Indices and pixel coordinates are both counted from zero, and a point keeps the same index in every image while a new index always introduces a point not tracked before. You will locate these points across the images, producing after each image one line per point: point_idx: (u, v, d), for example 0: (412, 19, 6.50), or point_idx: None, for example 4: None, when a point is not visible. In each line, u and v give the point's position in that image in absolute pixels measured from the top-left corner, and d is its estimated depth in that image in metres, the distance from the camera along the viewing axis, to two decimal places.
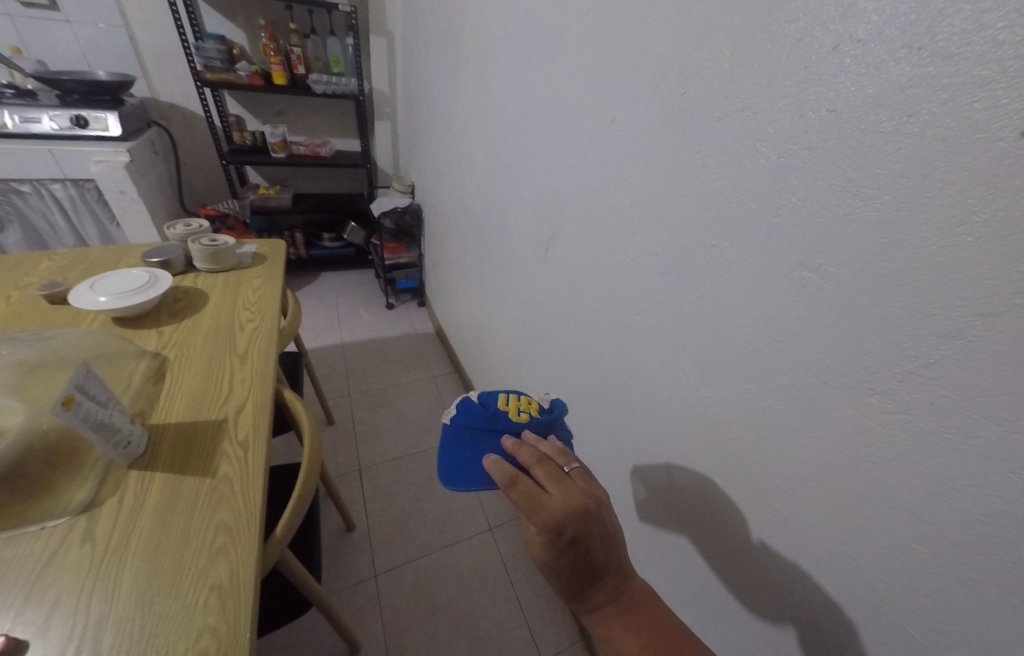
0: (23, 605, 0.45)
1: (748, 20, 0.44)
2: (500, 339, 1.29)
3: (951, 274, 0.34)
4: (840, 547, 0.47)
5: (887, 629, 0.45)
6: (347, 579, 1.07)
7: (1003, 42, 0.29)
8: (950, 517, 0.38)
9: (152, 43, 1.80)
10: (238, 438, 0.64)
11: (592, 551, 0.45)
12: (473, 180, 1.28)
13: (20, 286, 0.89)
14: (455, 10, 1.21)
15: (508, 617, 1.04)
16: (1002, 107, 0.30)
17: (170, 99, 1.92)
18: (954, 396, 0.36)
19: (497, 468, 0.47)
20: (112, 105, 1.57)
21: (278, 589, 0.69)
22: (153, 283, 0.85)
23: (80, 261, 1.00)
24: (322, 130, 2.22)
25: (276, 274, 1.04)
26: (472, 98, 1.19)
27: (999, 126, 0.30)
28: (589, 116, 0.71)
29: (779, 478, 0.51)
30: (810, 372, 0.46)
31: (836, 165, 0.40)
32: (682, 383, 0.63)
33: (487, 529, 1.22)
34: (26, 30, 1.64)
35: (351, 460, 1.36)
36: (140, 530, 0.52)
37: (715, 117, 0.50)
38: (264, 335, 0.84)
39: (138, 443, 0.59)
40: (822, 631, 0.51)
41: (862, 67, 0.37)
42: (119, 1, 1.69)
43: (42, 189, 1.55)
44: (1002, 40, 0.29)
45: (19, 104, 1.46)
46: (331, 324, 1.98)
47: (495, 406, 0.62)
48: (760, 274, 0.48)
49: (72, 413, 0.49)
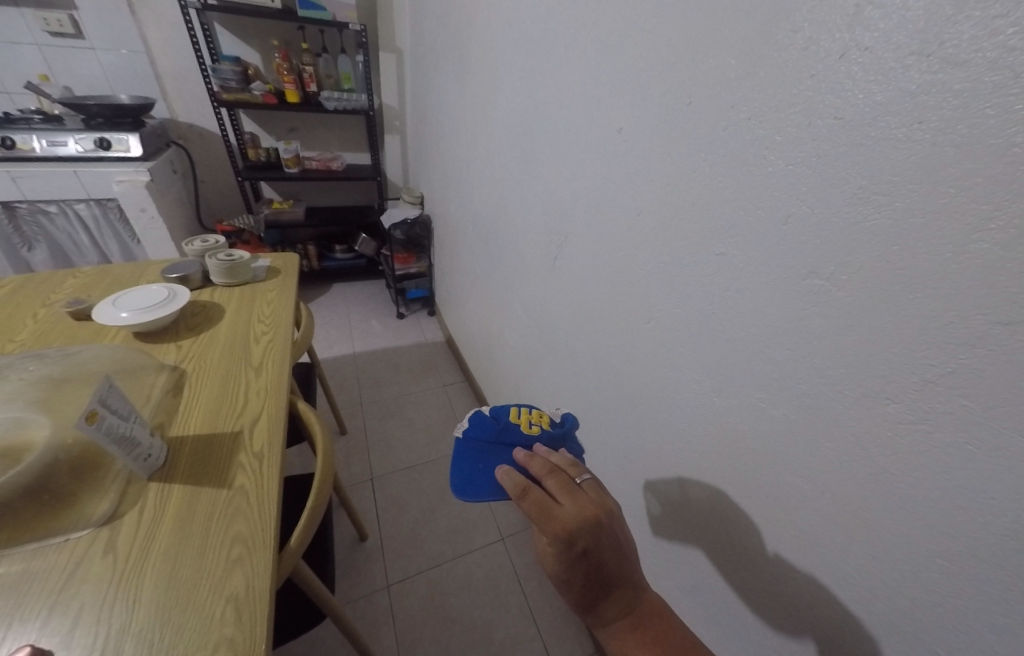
0: (48, 615, 0.46)
1: (753, 30, 0.45)
2: (510, 348, 1.30)
3: (967, 281, 0.34)
4: (860, 560, 0.46)
5: (911, 646, 0.43)
6: (360, 590, 1.07)
7: (1015, 48, 0.29)
8: (975, 530, 0.36)
9: (172, 66, 1.87)
10: (253, 449, 0.65)
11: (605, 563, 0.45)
12: (481, 190, 1.30)
13: (47, 304, 0.92)
14: (462, 25, 1.23)
15: (521, 629, 1.03)
16: (1015, 113, 0.30)
17: (188, 118, 1.98)
18: (976, 405, 0.35)
19: (507, 478, 0.47)
20: (134, 126, 1.63)
21: (292, 600, 0.70)
22: (173, 299, 0.88)
23: (103, 278, 1.03)
24: (334, 145, 2.27)
25: (290, 288, 1.06)
26: (479, 110, 1.21)
27: (1013, 132, 0.30)
28: (595, 127, 0.72)
29: (795, 489, 0.50)
30: (825, 380, 0.45)
31: (845, 172, 0.39)
32: (694, 391, 0.62)
33: (500, 540, 1.21)
34: (54, 58, 1.72)
35: (364, 470, 1.37)
36: (159, 541, 0.53)
37: (722, 126, 0.50)
38: (278, 347, 0.86)
39: (157, 455, 0.61)
40: (843, 647, 0.50)
41: (870, 75, 0.37)
42: (142, 28, 1.76)
43: (67, 209, 1.61)
44: (1013, 46, 0.29)
45: (47, 128, 1.53)
46: (343, 334, 2.01)
47: (506, 419, 0.62)
48: (771, 281, 0.48)
49: (95, 427, 0.50)
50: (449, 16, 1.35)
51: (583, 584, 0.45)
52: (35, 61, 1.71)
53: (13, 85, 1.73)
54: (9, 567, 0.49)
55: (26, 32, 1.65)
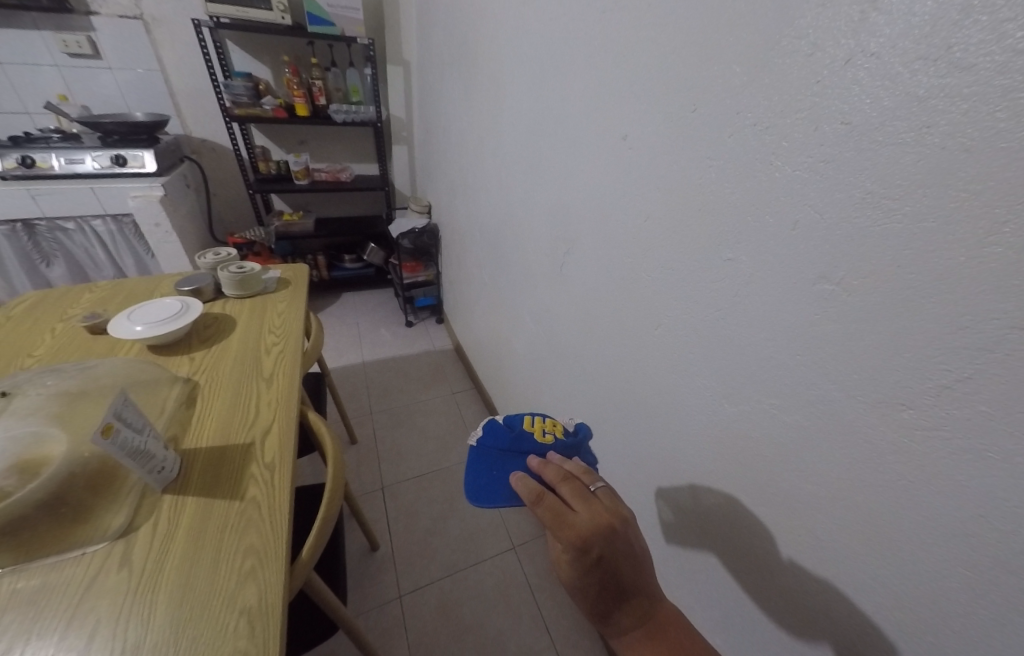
0: (66, 629, 0.46)
1: (757, 37, 0.44)
2: (518, 355, 1.30)
3: (982, 285, 0.33)
4: (878, 572, 0.44)
5: None
6: (371, 600, 1.07)
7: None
8: (997, 542, 0.35)
9: (184, 83, 1.91)
10: (264, 460, 0.65)
11: (620, 571, 0.44)
12: (488, 198, 1.31)
13: (64, 319, 0.94)
14: (468, 36, 1.25)
15: (533, 640, 1.02)
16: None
17: (200, 134, 2.02)
18: (995, 413, 0.34)
19: (522, 485, 0.46)
20: (148, 143, 1.67)
21: (303, 610, 0.70)
22: (185, 311, 0.89)
23: (118, 292, 1.05)
24: (343, 156, 2.30)
25: (300, 298, 1.07)
26: (485, 119, 1.22)
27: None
28: (601, 134, 0.72)
29: (809, 498, 0.49)
30: (837, 387, 0.44)
31: (854, 177, 0.39)
32: (703, 398, 0.61)
33: (510, 548, 1.20)
34: (72, 78, 1.77)
35: (374, 479, 1.37)
36: (173, 554, 0.53)
37: (727, 132, 0.49)
38: (288, 357, 0.87)
39: (171, 468, 0.61)
40: None
41: (877, 80, 0.36)
42: (156, 47, 1.81)
43: (84, 225, 1.65)
44: (1023, 48, 0.29)
45: (66, 147, 1.57)
46: (352, 343, 2.03)
47: (521, 427, 0.62)
48: (780, 287, 0.47)
49: (110, 441, 0.51)
50: (454, 28, 1.37)
51: (598, 593, 0.44)
52: (54, 82, 1.76)
53: (33, 105, 1.78)
54: (28, 581, 0.50)
55: (45, 54, 1.71)
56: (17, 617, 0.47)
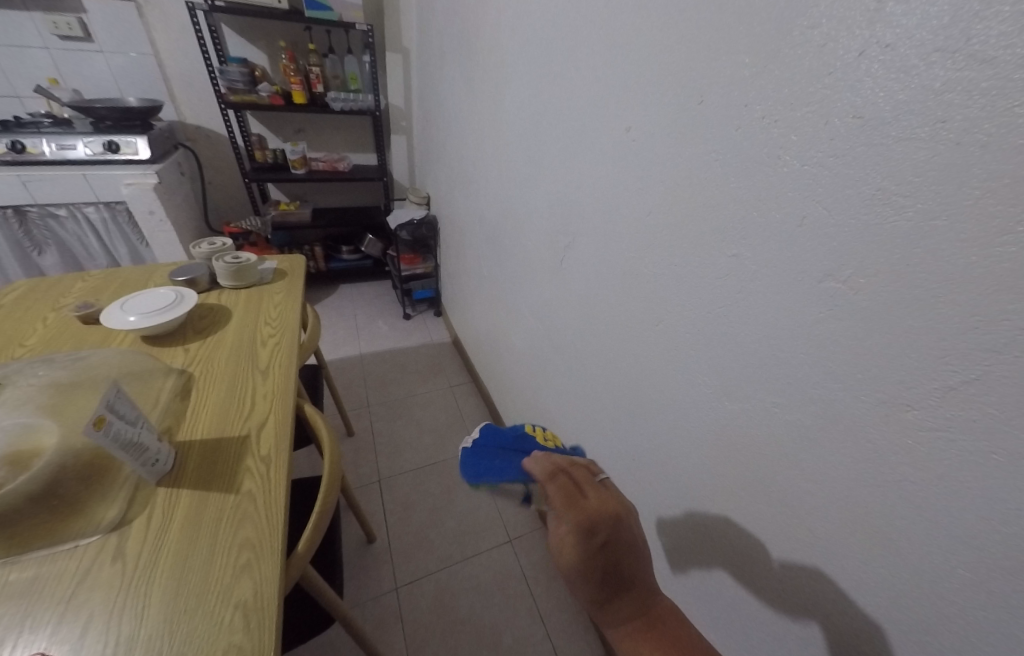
0: (58, 623, 0.46)
1: (769, 27, 0.43)
2: (516, 348, 1.29)
3: (996, 285, 0.32)
4: (876, 571, 0.44)
5: None
6: (367, 592, 1.07)
7: None
8: (997, 543, 0.35)
9: (179, 68, 1.87)
10: (260, 453, 0.65)
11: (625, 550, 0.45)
12: (487, 190, 1.30)
13: (56, 308, 0.93)
14: (469, 24, 1.23)
15: (530, 632, 1.02)
16: None
17: (196, 121, 1.99)
18: (1000, 414, 0.33)
19: (536, 464, 0.52)
20: (142, 129, 1.64)
21: (299, 603, 0.70)
22: (179, 302, 0.88)
23: (111, 282, 1.04)
24: (340, 145, 2.27)
25: (296, 289, 1.06)
26: (485, 109, 1.21)
27: None
28: (603, 125, 0.71)
29: (808, 496, 0.49)
30: (839, 386, 0.44)
31: (865, 173, 0.38)
32: (704, 395, 0.61)
33: (507, 541, 1.21)
34: (63, 61, 1.74)
35: (371, 471, 1.37)
36: (167, 547, 0.53)
37: (734, 125, 0.48)
38: (285, 349, 0.86)
39: (165, 460, 0.60)
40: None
41: (892, 72, 0.35)
42: (149, 30, 1.77)
43: (77, 212, 1.63)
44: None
45: (57, 133, 1.54)
46: (349, 335, 2.02)
47: (522, 432, 0.66)
48: (784, 284, 0.47)
49: (103, 433, 0.50)
50: (455, 16, 1.34)
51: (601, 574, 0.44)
52: (45, 66, 1.73)
53: (24, 89, 1.75)
54: (21, 574, 0.49)
55: (35, 35, 1.67)
56: (9, 611, 0.47)
